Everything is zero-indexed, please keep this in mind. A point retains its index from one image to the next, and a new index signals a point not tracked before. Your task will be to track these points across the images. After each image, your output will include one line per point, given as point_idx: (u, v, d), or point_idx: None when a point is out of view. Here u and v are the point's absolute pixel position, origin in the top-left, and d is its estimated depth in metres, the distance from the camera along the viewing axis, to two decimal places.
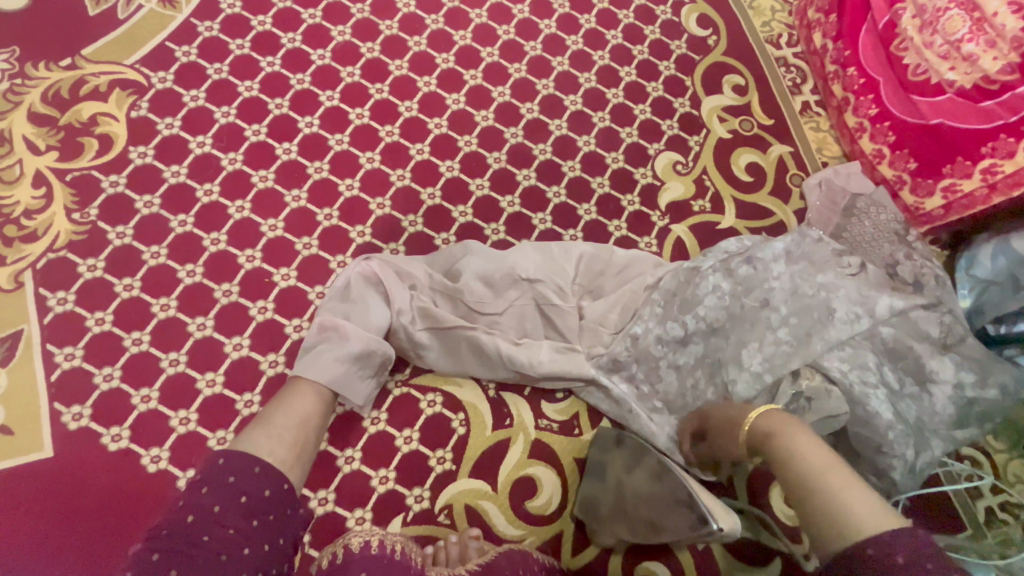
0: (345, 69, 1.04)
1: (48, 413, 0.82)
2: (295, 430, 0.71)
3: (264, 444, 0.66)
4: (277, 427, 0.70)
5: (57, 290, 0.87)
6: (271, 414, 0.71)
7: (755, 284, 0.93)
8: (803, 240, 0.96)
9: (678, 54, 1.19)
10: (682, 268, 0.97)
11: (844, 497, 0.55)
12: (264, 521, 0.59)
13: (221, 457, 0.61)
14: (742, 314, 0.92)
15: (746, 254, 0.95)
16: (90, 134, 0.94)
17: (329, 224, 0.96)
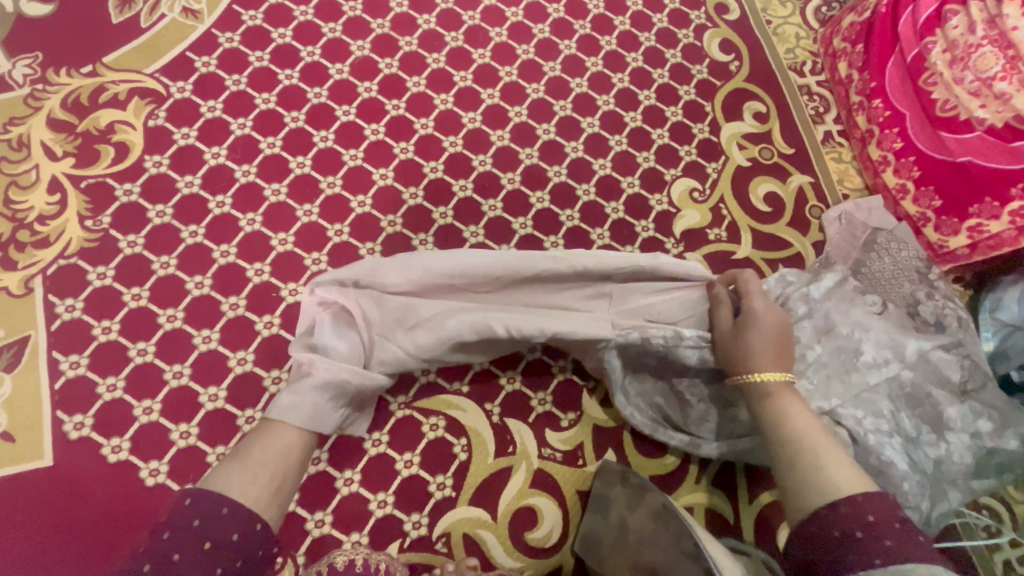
0: (363, 84, 1.04)
1: (50, 421, 0.81)
2: (268, 464, 0.62)
3: (235, 483, 0.57)
4: (248, 465, 0.60)
5: (66, 297, 0.87)
6: (247, 448, 0.62)
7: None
8: (829, 277, 0.91)
9: (698, 78, 1.17)
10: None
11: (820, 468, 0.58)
12: (232, 568, 0.52)
13: (187, 496, 0.53)
14: None
15: (780, 301, 0.90)
16: (107, 142, 0.94)
17: (339, 240, 0.95)
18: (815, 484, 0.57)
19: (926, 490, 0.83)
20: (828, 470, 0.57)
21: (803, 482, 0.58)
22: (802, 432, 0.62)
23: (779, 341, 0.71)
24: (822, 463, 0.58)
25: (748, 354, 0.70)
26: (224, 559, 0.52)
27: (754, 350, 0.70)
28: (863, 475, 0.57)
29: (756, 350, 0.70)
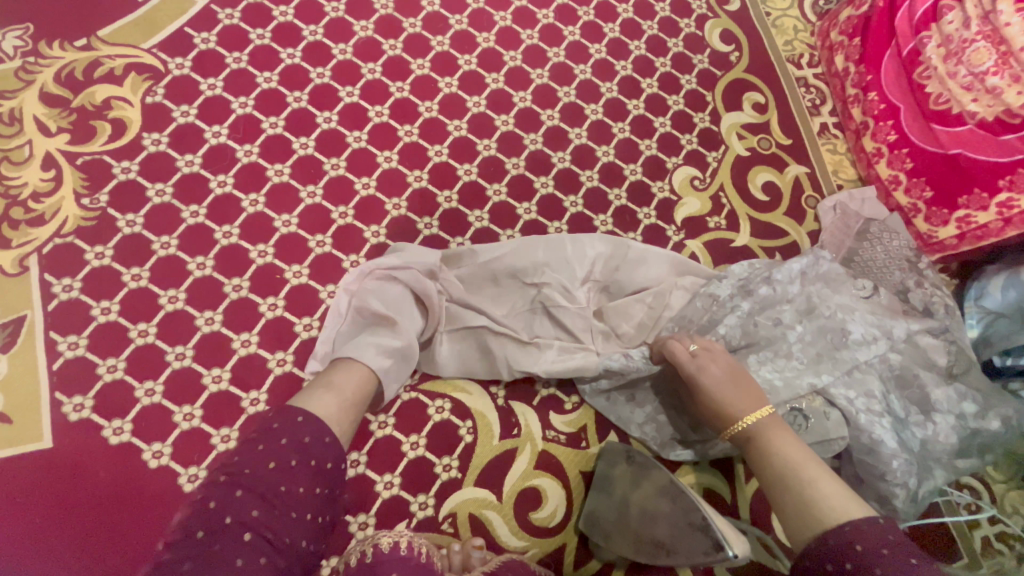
0: (367, 65, 1.03)
1: (49, 403, 0.80)
2: (358, 405, 0.73)
3: (334, 412, 0.68)
4: (345, 397, 0.71)
5: (63, 277, 0.85)
6: (339, 380, 0.73)
7: (768, 306, 0.94)
8: (818, 263, 0.96)
9: (700, 68, 1.18)
10: (702, 290, 0.96)
11: (813, 498, 0.61)
12: (321, 492, 0.61)
13: (300, 415, 0.63)
14: (757, 333, 0.92)
15: (764, 275, 0.95)
16: (103, 118, 0.92)
17: (344, 222, 0.95)
18: (812, 515, 0.60)
19: (914, 466, 0.87)
20: (818, 496, 0.61)
21: (801, 516, 0.61)
22: (790, 463, 0.66)
23: (735, 378, 0.77)
24: (810, 493, 0.62)
25: (715, 398, 0.76)
26: (319, 482, 0.61)
27: (716, 391, 0.76)
28: (851, 494, 0.61)
29: (721, 394, 0.76)
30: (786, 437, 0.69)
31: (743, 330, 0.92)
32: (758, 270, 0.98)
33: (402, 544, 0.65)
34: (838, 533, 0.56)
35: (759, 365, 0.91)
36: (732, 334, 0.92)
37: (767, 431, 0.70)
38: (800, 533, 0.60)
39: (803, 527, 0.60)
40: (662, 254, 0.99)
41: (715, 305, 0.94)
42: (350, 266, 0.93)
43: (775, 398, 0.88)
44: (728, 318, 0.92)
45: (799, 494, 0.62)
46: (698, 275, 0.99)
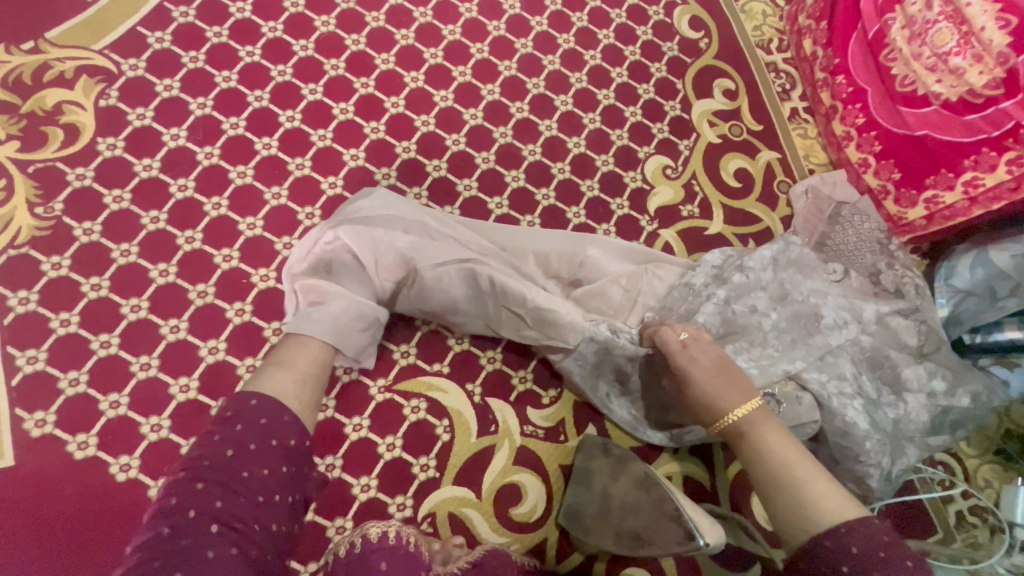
0: (329, 61, 1.01)
1: (9, 420, 0.77)
2: (315, 372, 0.69)
3: (291, 388, 0.64)
4: (299, 373, 0.67)
5: (19, 289, 0.82)
6: (289, 359, 0.68)
7: (744, 293, 0.94)
8: (790, 250, 0.97)
9: (669, 55, 1.18)
10: (679, 282, 0.96)
11: (811, 503, 0.60)
12: (291, 470, 0.57)
13: (253, 399, 0.59)
14: (736, 322, 0.92)
15: (737, 263, 0.96)
16: (55, 123, 0.89)
17: (311, 223, 0.93)
18: (807, 522, 0.59)
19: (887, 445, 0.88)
20: (814, 502, 0.60)
21: (798, 522, 0.60)
22: (785, 464, 0.64)
23: (724, 369, 0.75)
24: (809, 497, 0.61)
25: (706, 392, 0.73)
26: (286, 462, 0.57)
27: (707, 385, 0.74)
28: (845, 496, 0.61)
29: (712, 387, 0.73)
30: (780, 437, 0.67)
31: (721, 319, 0.92)
32: (731, 259, 0.98)
33: (390, 533, 0.64)
34: (836, 538, 0.57)
35: (734, 354, 0.91)
36: (712, 322, 0.90)
37: (762, 429, 0.68)
38: (795, 538, 0.60)
39: (798, 533, 0.60)
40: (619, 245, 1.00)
41: (691, 294, 0.94)
42: None
43: None
44: (707, 306, 0.91)
45: (798, 499, 0.61)
46: (675, 266, 0.99)
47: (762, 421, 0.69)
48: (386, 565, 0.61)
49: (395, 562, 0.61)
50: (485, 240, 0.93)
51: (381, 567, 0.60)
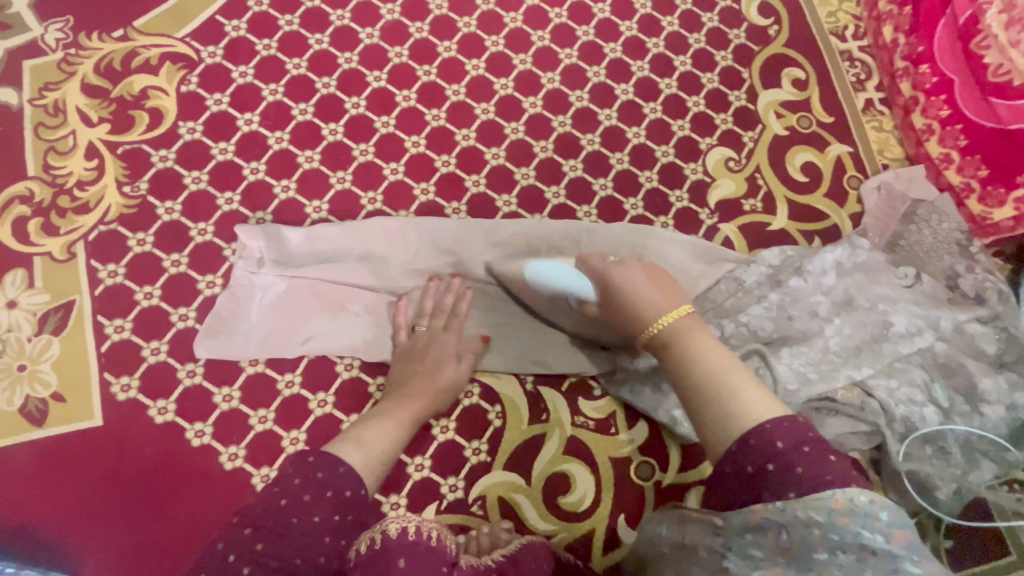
0: (393, 49, 1.02)
1: (99, 383, 0.84)
2: (400, 430, 0.73)
3: (353, 452, 0.63)
4: (374, 450, 0.66)
5: (108, 263, 0.88)
6: (365, 431, 0.68)
7: (800, 298, 0.91)
8: (855, 254, 0.94)
9: (736, 44, 1.13)
10: (726, 278, 0.96)
11: (733, 398, 0.56)
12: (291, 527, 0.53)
13: (342, 466, 0.60)
14: (790, 326, 0.90)
15: (796, 266, 0.94)
16: (141, 108, 0.94)
17: (373, 208, 0.95)
18: (731, 423, 0.55)
19: (959, 456, 0.84)
20: (734, 398, 0.56)
21: (721, 423, 0.56)
22: (704, 374, 0.60)
23: (659, 283, 0.75)
24: (729, 392, 0.57)
25: (638, 299, 0.73)
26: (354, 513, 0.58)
27: (643, 294, 0.73)
28: (767, 396, 0.56)
29: (643, 292, 0.73)
30: (656, 297, 0.72)
31: (773, 322, 0.91)
32: (791, 259, 0.96)
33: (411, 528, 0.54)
34: (756, 432, 0.53)
35: (792, 357, 0.88)
36: (760, 324, 0.90)
37: (625, 280, 0.76)
38: (715, 433, 0.56)
39: (726, 424, 0.55)
40: (676, 238, 0.97)
41: (742, 290, 0.94)
42: (328, 248, 0.91)
43: (808, 393, 0.85)
44: (753, 307, 0.92)
45: (715, 390, 0.58)
46: (729, 267, 0.97)
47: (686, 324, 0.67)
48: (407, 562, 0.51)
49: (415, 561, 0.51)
50: (531, 250, 0.94)
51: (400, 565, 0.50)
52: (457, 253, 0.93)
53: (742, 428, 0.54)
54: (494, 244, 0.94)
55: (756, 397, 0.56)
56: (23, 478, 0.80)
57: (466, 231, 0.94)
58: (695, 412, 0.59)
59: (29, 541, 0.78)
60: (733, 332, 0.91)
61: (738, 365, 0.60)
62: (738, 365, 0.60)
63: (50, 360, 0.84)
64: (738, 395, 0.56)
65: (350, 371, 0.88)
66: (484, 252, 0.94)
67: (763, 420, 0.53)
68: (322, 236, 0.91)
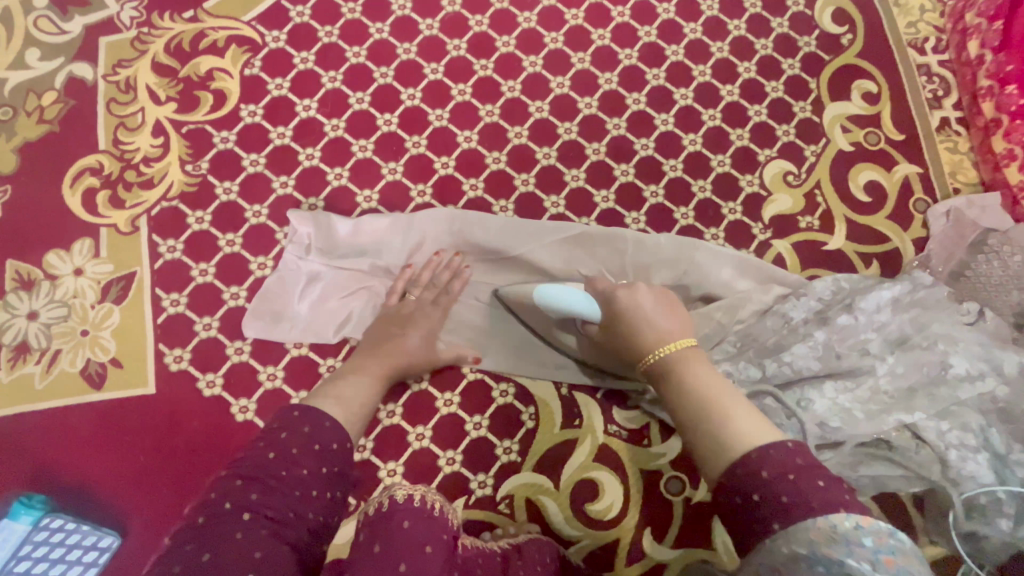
0: (452, 42, 1.02)
1: (154, 352, 0.87)
2: (376, 388, 0.79)
3: (334, 409, 0.70)
4: (352, 409, 0.73)
5: (168, 238, 0.91)
6: (340, 389, 0.75)
7: (849, 336, 0.87)
8: (916, 290, 0.89)
9: (805, 51, 1.08)
10: (771, 311, 0.91)
11: (726, 428, 0.57)
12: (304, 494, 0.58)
13: (326, 420, 0.66)
14: (839, 366, 0.85)
15: (846, 302, 0.89)
16: (206, 89, 0.97)
17: (421, 200, 0.96)
18: (723, 450, 0.55)
19: (1011, 507, 0.77)
20: (730, 428, 0.56)
21: (712, 453, 0.56)
22: (703, 402, 0.60)
23: (666, 305, 0.76)
24: (725, 423, 0.57)
25: (643, 319, 0.73)
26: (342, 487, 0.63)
27: (649, 314, 0.73)
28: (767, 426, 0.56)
29: (646, 315, 0.74)
30: (655, 317, 0.73)
31: (821, 362, 0.86)
32: (842, 293, 0.91)
33: (416, 496, 0.60)
34: (743, 463, 0.53)
35: (836, 391, 0.85)
36: (805, 364, 0.86)
37: (631, 301, 0.76)
38: (710, 463, 0.56)
39: (718, 455, 0.56)
40: (722, 252, 0.96)
41: (790, 330, 0.89)
42: (371, 238, 0.92)
43: (854, 431, 0.82)
44: (798, 346, 0.86)
45: (711, 420, 0.58)
46: (777, 290, 0.93)
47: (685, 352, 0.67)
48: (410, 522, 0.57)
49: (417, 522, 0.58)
50: (571, 255, 0.94)
51: (404, 524, 0.56)
52: (498, 253, 0.93)
53: (733, 458, 0.54)
54: (535, 247, 0.93)
55: (748, 424, 0.56)
56: (82, 437, 0.84)
57: (509, 232, 0.94)
58: (693, 438, 0.59)
59: (84, 497, 0.83)
60: (774, 371, 0.86)
61: (733, 392, 0.61)
62: (735, 395, 0.61)
63: (110, 328, 0.88)
64: (731, 423, 0.57)
65: None
66: (530, 249, 0.93)
67: (752, 447, 0.54)
68: (368, 226, 0.92)
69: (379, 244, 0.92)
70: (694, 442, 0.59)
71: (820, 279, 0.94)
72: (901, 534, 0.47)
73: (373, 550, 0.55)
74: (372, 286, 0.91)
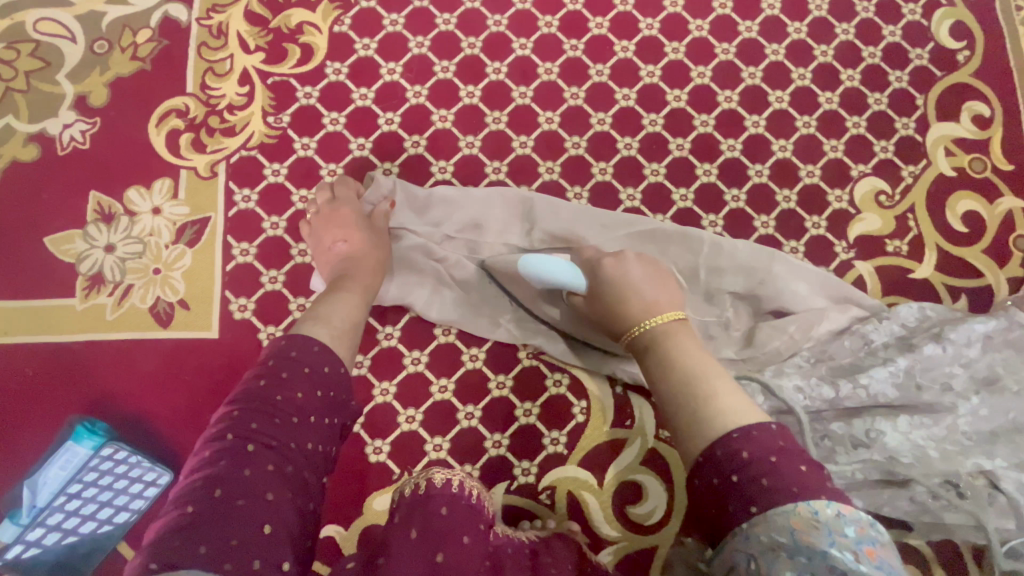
0: (544, 18, 0.99)
1: (220, 298, 0.89)
2: (361, 308, 0.77)
3: (321, 329, 0.68)
4: (336, 326, 0.70)
5: (244, 187, 0.92)
6: (321, 309, 0.72)
7: (934, 367, 0.82)
8: (1013, 330, 0.83)
9: (916, 65, 1.01)
10: (851, 330, 0.88)
11: (711, 408, 0.57)
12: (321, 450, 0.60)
13: (315, 344, 0.65)
14: (917, 399, 0.81)
15: (934, 331, 0.84)
16: (295, 42, 0.96)
17: (496, 177, 0.94)
18: (706, 428, 0.56)
19: None
20: (714, 408, 0.57)
21: (694, 429, 0.57)
22: (687, 379, 0.61)
23: (659, 279, 0.75)
24: (710, 403, 0.58)
25: (634, 291, 0.73)
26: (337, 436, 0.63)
27: (640, 287, 0.73)
28: (751, 407, 0.58)
29: (638, 288, 0.73)
30: (648, 290, 0.73)
31: (899, 390, 0.82)
32: (928, 322, 0.87)
33: (454, 481, 0.63)
34: (728, 444, 0.54)
35: (911, 426, 0.80)
36: (881, 390, 0.81)
37: (619, 269, 0.76)
38: (691, 440, 0.57)
39: (700, 433, 0.56)
40: (802, 266, 0.91)
41: (870, 355, 0.85)
42: (442, 211, 0.91)
43: (925, 469, 0.78)
44: (876, 370, 0.82)
45: (693, 397, 0.59)
46: (855, 312, 0.89)
47: (671, 329, 0.67)
48: (447, 509, 0.60)
49: (454, 509, 0.60)
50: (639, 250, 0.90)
51: (441, 511, 0.60)
52: (566, 241, 0.90)
53: (715, 436, 0.55)
54: (603, 238, 0.90)
55: (731, 404, 0.57)
56: (145, 372, 0.86)
57: (579, 221, 0.91)
58: (674, 411, 0.60)
59: (142, 430, 0.85)
60: (847, 392, 0.82)
61: (720, 371, 0.62)
62: (720, 373, 0.62)
63: (181, 269, 0.89)
64: (716, 402, 0.58)
65: (447, 336, 0.90)
66: (602, 240, 0.90)
67: (734, 428, 0.55)
68: (440, 198, 0.91)
69: (450, 218, 0.91)
70: (674, 417, 0.60)
71: (905, 304, 0.90)
72: (879, 524, 0.48)
73: (409, 532, 0.57)
74: (437, 258, 0.90)
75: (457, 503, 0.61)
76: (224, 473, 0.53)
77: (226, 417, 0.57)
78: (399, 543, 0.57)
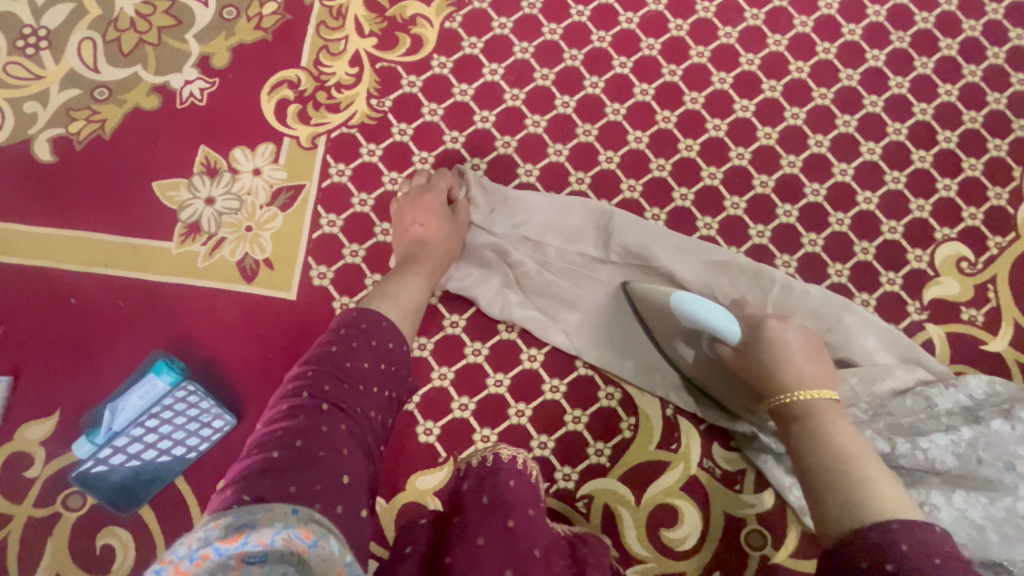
0: (647, 40, 1.01)
1: (302, 263, 0.93)
2: (422, 292, 0.80)
3: (388, 307, 0.71)
4: (402, 307, 0.74)
5: (340, 162, 0.96)
6: (389, 287, 0.76)
7: (999, 444, 0.79)
8: None
9: (1017, 135, 0.99)
10: (914, 390, 0.86)
11: (869, 496, 0.58)
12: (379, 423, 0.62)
13: (385, 321, 0.67)
14: (974, 471, 0.79)
15: (1004, 407, 0.82)
16: (406, 32, 1.01)
17: (578, 188, 0.96)
18: (859, 512, 0.58)
19: None
20: (870, 494, 0.58)
21: (846, 512, 0.58)
22: (841, 461, 0.63)
23: (814, 352, 0.76)
24: (862, 489, 0.59)
25: (792, 363, 0.74)
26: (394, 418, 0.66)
27: (799, 361, 0.74)
28: (903, 497, 0.59)
29: (793, 359, 0.74)
30: (795, 359, 0.74)
31: (958, 459, 0.80)
32: (998, 398, 0.84)
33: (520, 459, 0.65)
34: (882, 528, 0.55)
35: (965, 498, 0.78)
36: (941, 457, 0.80)
37: (781, 337, 0.77)
38: (838, 520, 0.58)
39: (851, 516, 0.58)
40: (872, 318, 0.91)
41: (931, 420, 0.84)
42: (522, 209, 0.93)
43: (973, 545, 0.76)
44: (938, 436, 0.81)
45: (850, 480, 0.61)
46: (921, 374, 0.88)
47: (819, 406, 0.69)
48: (514, 483, 0.62)
49: (520, 484, 0.62)
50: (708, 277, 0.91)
51: (509, 484, 0.61)
52: (638, 257, 0.92)
53: (865, 522, 0.56)
54: (675, 261, 0.92)
55: (887, 493, 0.58)
56: (226, 321, 0.91)
57: (654, 240, 0.92)
58: (828, 494, 0.61)
59: (215, 375, 0.90)
60: (903, 451, 0.81)
61: (873, 458, 0.63)
62: (875, 461, 0.63)
63: (271, 231, 0.94)
64: (874, 491, 0.59)
65: (508, 332, 0.93)
66: (674, 263, 0.91)
67: (890, 517, 0.55)
68: (523, 198, 0.93)
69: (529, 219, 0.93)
70: (820, 494, 0.62)
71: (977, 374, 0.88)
72: None
73: (482, 500, 0.59)
74: (510, 258, 0.93)
75: (521, 480, 0.63)
76: (305, 427, 0.55)
77: (301, 375, 0.60)
78: (467, 512, 0.59)
